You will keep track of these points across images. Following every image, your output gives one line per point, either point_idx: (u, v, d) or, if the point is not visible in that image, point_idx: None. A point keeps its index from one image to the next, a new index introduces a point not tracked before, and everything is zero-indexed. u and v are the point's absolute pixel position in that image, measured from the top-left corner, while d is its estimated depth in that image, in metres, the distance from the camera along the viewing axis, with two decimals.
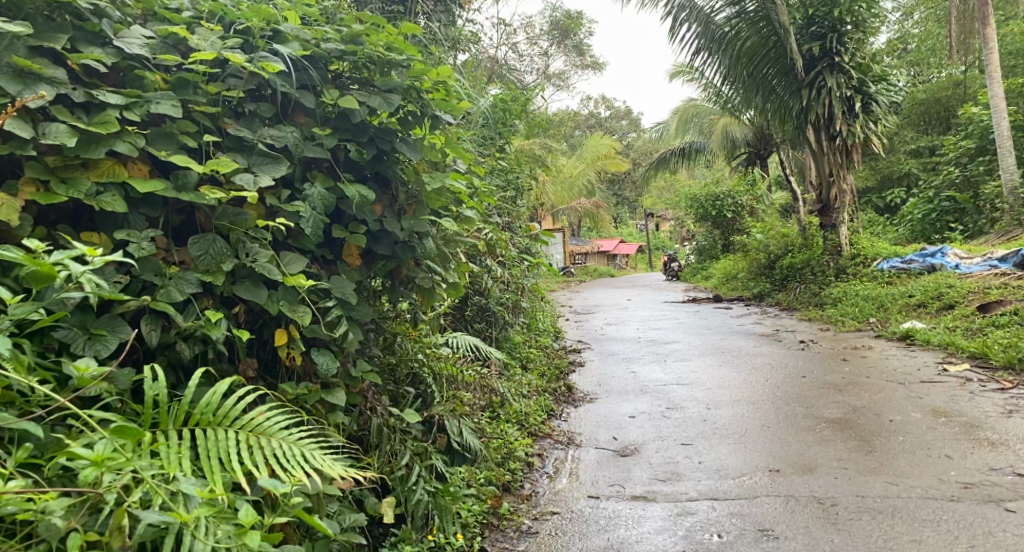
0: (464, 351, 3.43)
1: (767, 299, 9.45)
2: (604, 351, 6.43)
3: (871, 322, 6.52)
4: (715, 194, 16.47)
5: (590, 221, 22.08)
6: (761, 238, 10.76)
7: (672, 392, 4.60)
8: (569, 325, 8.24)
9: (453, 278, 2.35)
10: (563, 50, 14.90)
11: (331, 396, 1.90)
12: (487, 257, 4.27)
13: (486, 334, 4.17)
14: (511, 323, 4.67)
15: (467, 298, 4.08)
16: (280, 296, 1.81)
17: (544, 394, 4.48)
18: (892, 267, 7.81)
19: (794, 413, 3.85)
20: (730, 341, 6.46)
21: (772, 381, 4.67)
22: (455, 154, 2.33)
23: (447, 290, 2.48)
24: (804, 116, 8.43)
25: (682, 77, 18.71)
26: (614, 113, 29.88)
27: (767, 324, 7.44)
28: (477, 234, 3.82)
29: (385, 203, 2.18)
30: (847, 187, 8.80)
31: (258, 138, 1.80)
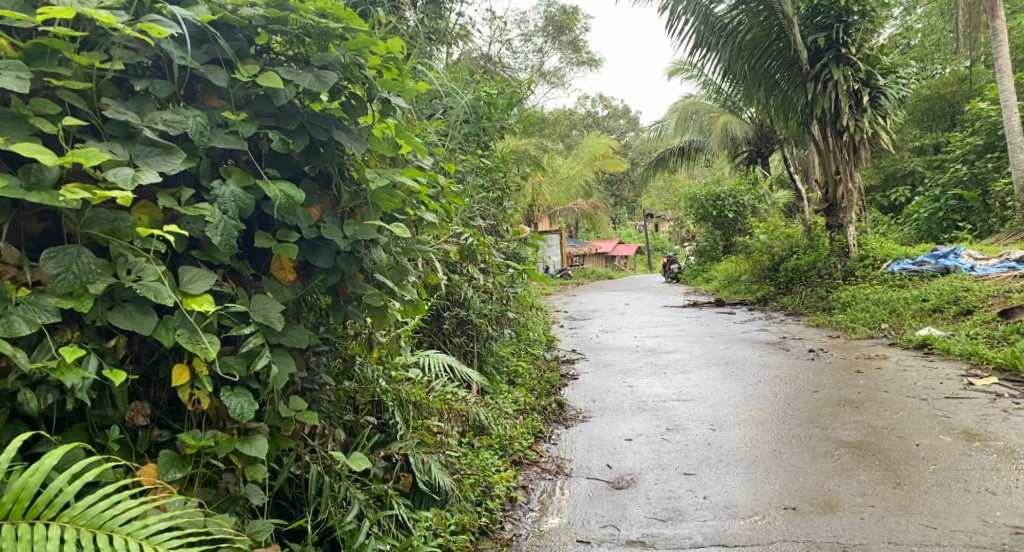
0: (436, 372, 3.07)
1: (771, 303, 9.08)
2: (599, 362, 6.05)
3: (883, 329, 6.15)
4: (716, 194, 16.11)
5: (588, 222, 21.72)
6: (764, 238, 10.41)
7: (673, 410, 4.23)
8: (564, 333, 7.87)
9: (411, 295, 1.98)
10: (559, 48, 14.56)
11: (245, 447, 1.52)
12: (467, 264, 3.90)
13: (467, 349, 3.81)
14: (495, 335, 4.31)
15: (446, 310, 3.71)
16: (176, 323, 1.44)
17: (532, 414, 4.10)
18: (903, 269, 7.42)
19: (808, 435, 3.46)
20: (734, 350, 6.09)
21: (781, 396, 4.30)
22: (412, 146, 1.96)
23: (406, 307, 2.10)
24: (810, 110, 8.16)
25: (680, 75, 18.37)
26: (613, 113, 29.52)
27: (773, 330, 7.07)
28: (454, 239, 3.45)
29: (326, 205, 1.82)
30: (854, 186, 8.44)
31: (145, 123, 1.43)
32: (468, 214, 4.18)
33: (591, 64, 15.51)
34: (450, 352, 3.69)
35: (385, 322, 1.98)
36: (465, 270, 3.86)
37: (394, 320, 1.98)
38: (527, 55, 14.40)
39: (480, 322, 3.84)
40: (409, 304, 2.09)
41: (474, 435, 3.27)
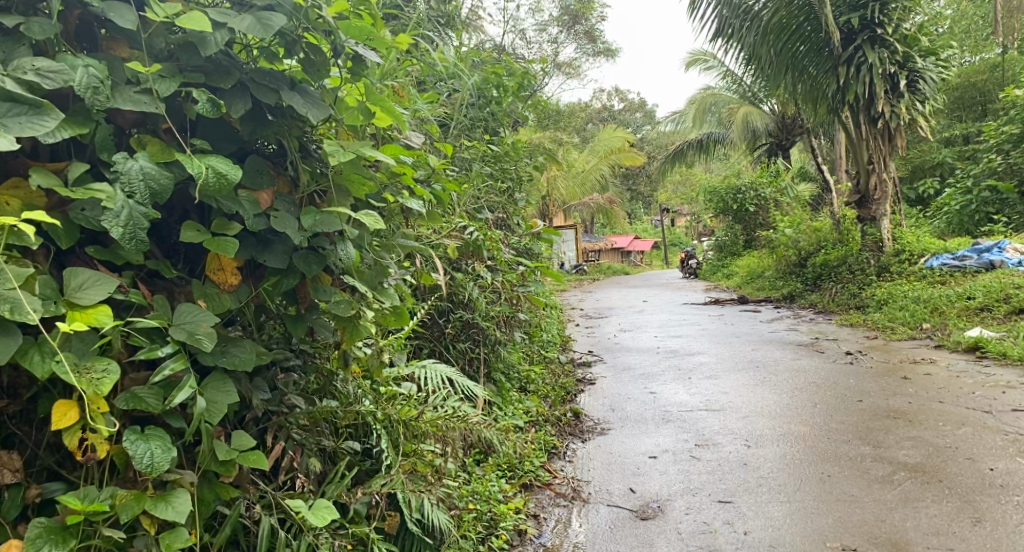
0: (435, 385, 2.69)
1: (799, 300, 8.64)
2: (617, 365, 5.65)
3: (926, 329, 5.71)
4: (736, 187, 15.60)
5: (604, 217, 21.26)
6: (790, 232, 9.95)
7: (700, 423, 3.82)
8: (578, 332, 7.49)
9: (390, 302, 1.61)
10: (574, 36, 14.11)
11: (155, 507, 1.16)
12: (472, 261, 3.53)
13: (472, 355, 3.44)
14: (504, 340, 3.95)
15: (449, 312, 3.35)
16: (54, 346, 1.08)
17: (544, 428, 3.71)
18: (943, 264, 6.97)
19: (858, 454, 3.04)
20: (764, 351, 5.67)
21: (821, 407, 3.88)
22: (388, 117, 1.58)
23: (386, 318, 1.73)
24: (842, 96, 7.69)
25: (699, 65, 17.87)
26: (628, 105, 29.00)
27: (803, 330, 6.63)
28: (456, 234, 3.09)
29: (280, 190, 1.45)
30: (888, 176, 7.97)
31: (8, 72, 1.08)
32: (470, 204, 3.79)
33: (607, 55, 15.05)
34: (453, 359, 3.32)
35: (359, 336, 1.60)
36: (470, 267, 3.49)
37: (370, 332, 1.60)
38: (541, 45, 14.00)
39: (488, 325, 3.47)
40: (391, 311, 1.71)
41: (476, 456, 2.90)
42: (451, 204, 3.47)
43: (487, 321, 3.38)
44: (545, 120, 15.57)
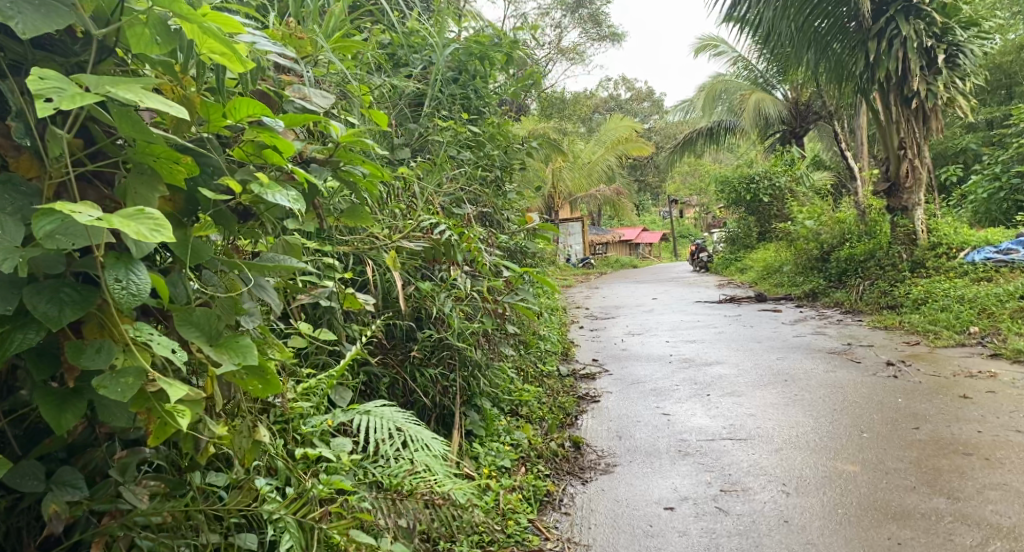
0: (385, 434, 2.02)
1: (823, 297, 7.99)
2: (625, 378, 5.01)
3: (976, 333, 5.05)
4: (749, 176, 14.84)
5: (612, 209, 20.57)
6: (810, 224, 9.26)
7: (724, 457, 3.18)
8: (582, 337, 6.87)
9: (225, 367, 1.21)
10: (577, 22, 13.57)
11: None
12: (446, 267, 2.91)
13: (445, 383, 2.83)
14: (489, 359, 3.34)
15: (415, 331, 2.72)
16: None
17: (536, 466, 3.07)
18: (987, 258, 6.32)
19: (932, 511, 2.39)
20: (790, 361, 5.03)
21: (872, 437, 3.23)
22: (223, 60, 1.25)
23: (239, 376, 1.30)
24: (871, 74, 7.02)
25: (709, 50, 17.17)
26: (636, 95, 28.31)
27: (831, 334, 5.98)
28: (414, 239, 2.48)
29: (18, 171, 1.11)
30: (922, 161, 7.30)
31: None
32: (442, 197, 3.16)
33: (613, 39, 14.30)
34: (420, 389, 2.68)
35: (172, 426, 1.18)
36: (443, 273, 2.89)
37: (183, 419, 1.17)
38: (544, 30, 13.29)
39: (465, 345, 2.84)
40: (251, 373, 1.30)
41: None
42: (418, 199, 2.85)
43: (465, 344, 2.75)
44: (548, 108, 14.88)
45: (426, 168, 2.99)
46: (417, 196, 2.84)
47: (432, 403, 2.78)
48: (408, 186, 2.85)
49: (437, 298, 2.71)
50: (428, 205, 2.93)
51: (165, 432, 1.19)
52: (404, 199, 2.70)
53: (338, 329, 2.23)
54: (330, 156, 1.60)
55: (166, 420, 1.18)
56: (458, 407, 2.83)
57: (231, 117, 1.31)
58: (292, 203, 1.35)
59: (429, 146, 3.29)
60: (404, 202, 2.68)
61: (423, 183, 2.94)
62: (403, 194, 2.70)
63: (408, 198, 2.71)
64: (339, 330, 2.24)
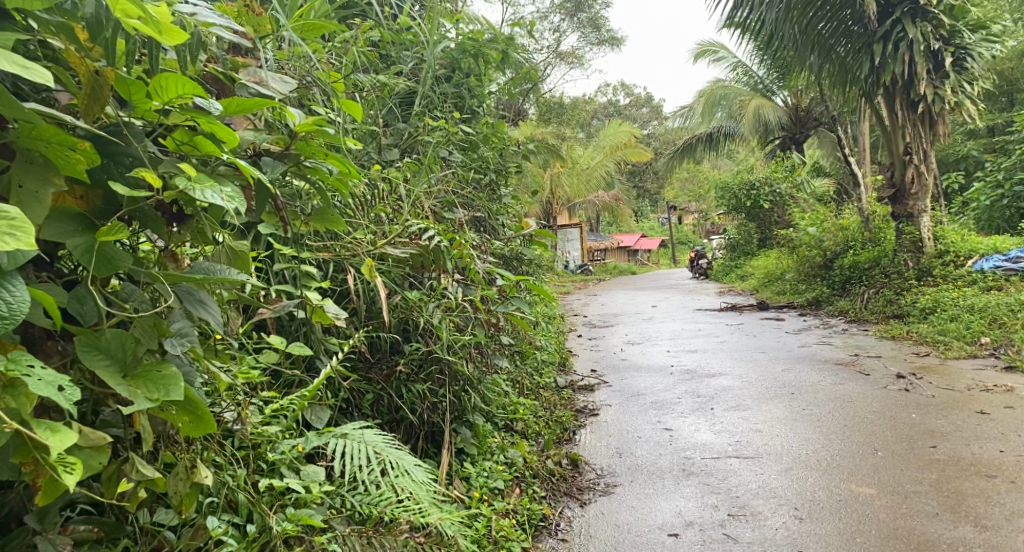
0: (360, 460, 1.82)
1: (827, 306, 7.82)
2: (624, 390, 4.83)
3: (988, 345, 4.88)
4: (749, 181, 14.68)
5: (610, 215, 20.41)
6: (813, 231, 9.10)
7: (731, 478, 2.99)
8: (580, 346, 6.69)
9: (129, 409, 1.08)
10: (576, 26, 13.43)
11: None
12: (436, 275, 2.73)
13: (434, 399, 2.65)
14: (483, 372, 3.16)
15: (402, 343, 2.54)
16: None
17: (531, 488, 2.88)
18: (996, 266, 6.16)
19: (960, 541, 2.22)
20: (795, 373, 4.85)
21: (887, 457, 3.05)
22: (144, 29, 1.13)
23: (167, 411, 1.19)
24: (876, 77, 6.87)
25: (708, 56, 17.05)
26: (635, 100, 28.20)
27: (837, 344, 5.79)
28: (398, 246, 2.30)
29: None
30: (927, 167, 7.14)
31: None
32: (432, 197, 2.97)
33: (612, 44, 14.14)
34: (406, 406, 2.49)
35: (58, 482, 1.04)
36: (434, 280, 2.70)
37: (72, 474, 1.04)
38: (543, 34, 13.15)
39: (455, 359, 2.66)
40: (181, 408, 1.19)
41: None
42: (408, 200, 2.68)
43: (456, 356, 2.58)
44: (547, 113, 14.73)
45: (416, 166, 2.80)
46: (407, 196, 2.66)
47: (420, 420, 2.59)
48: (397, 187, 2.68)
49: (427, 306, 2.52)
50: (416, 209, 2.75)
51: (55, 488, 1.05)
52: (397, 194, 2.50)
53: (315, 343, 2.07)
54: (287, 149, 1.48)
55: (54, 474, 1.04)
56: (448, 425, 2.64)
57: (157, 99, 1.18)
58: (226, 200, 1.22)
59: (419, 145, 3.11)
60: (398, 196, 2.48)
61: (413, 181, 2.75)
62: (393, 191, 2.51)
63: (403, 192, 2.51)
64: (315, 341, 2.07)
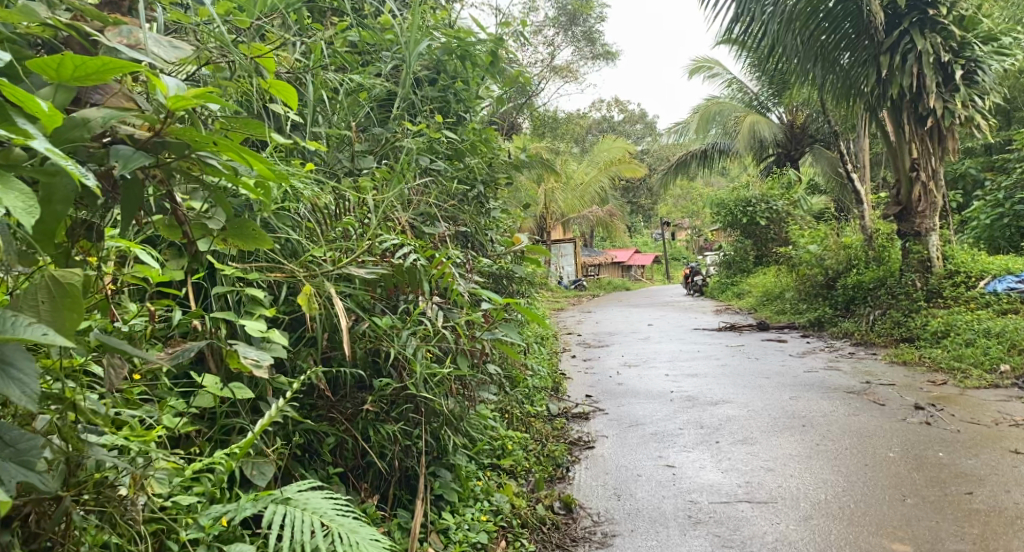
0: (303, 525, 1.48)
1: (830, 327, 7.54)
2: (621, 419, 4.50)
3: (1008, 373, 4.57)
4: (745, 198, 14.44)
5: (605, 230, 20.16)
6: (814, 249, 8.84)
7: (745, 528, 2.66)
8: (573, 368, 6.37)
9: None
10: (571, 40, 13.23)
11: None
12: (411, 298, 2.41)
13: (410, 442, 2.32)
14: (468, 407, 2.84)
15: (369, 380, 2.22)
16: None
17: (518, 541, 2.56)
18: (1009, 289, 5.88)
19: None
20: (805, 401, 4.54)
21: (919, 506, 2.73)
22: None
23: None
24: (882, 91, 6.62)
25: (703, 71, 16.88)
26: (629, 116, 28.08)
27: (845, 370, 5.49)
28: (361, 267, 1.99)
29: None
30: (935, 184, 6.88)
31: None
32: (409, 211, 2.65)
33: (606, 58, 13.94)
34: (374, 451, 2.17)
35: None
36: (410, 304, 2.37)
37: None
38: (537, 47, 12.93)
39: (433, 396, 2.33)
40: None
41: None
42: (380, 211, 2.35)
43: (435, 391, 2.25)
44: (541, 129, 14.49)
45: (390, 175, 2.48)
46: (378, 207, 2.33)
47: (390, 466, 2.27)
48: (368, 198, 2.36)
49: (403, 333, 2.20)
50: (390, 223, 2.43)
51: None
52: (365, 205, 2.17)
53: (262, 382, 1.76)
54: (159, 134, 1.19)
55: None
56: (423, 471, 2.32)
57: None
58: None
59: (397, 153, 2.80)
60: (367, 207, 2.16)
61: (386, 191, 2.43)
62: (360, 202, 2.19)
63: (373, 204, 2.19)
64: (263, 381, 1.76)
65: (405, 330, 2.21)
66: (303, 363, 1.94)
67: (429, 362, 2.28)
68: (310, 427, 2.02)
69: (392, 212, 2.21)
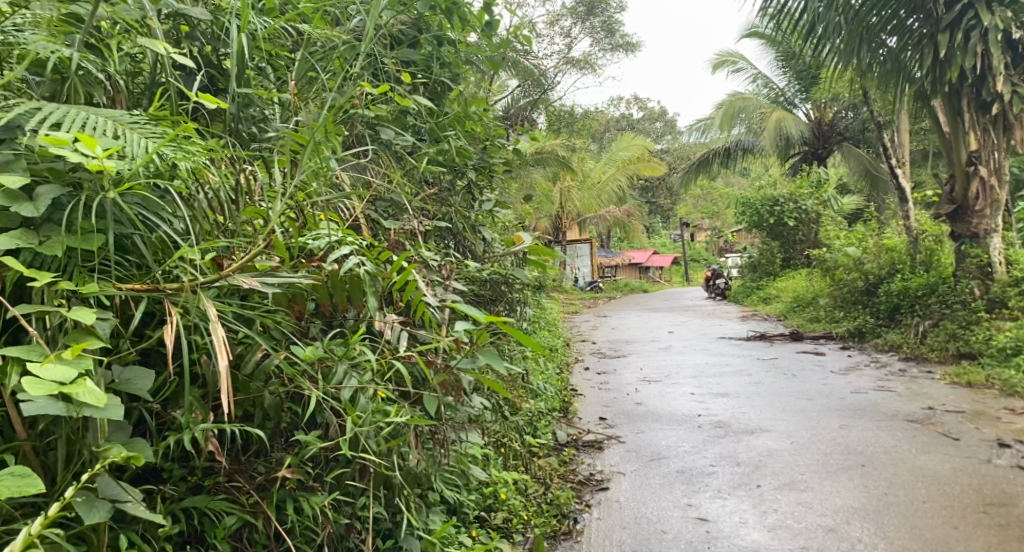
0: None
1: (872, 340, 6.82)
2: (641, 450, 3.84)
3: None
4: (773, 197, 13.66)
5: (622, 230, 19.45)
6: (852, 251, 8.10)
7: None
8: (586, 382, 5.71)
9: None
10: (590, 31, 12.54)
11: None
12: (357, 313, 1.79)
13: (351, 519, 1.69)
14: (448, 458, 2.20)
15: (287, 432, 1.59)
16: None
17: None
18: None
19: None
20: (859, 432, 3.83)
21: None
22: None
23: None
24: (939, 74, 5.90)
25: (727, 66, 16.13)
26: (648, 114, 27.36)
27: (900, 392, 4.79)
28: (250, 283, 1.36)
29: None
30: (998, 182, 6.14)
31: None
32: (360, 197, 2.00)
33: (627, 49, 13.19)
34: (292, 536, 1.54)
35: None
36: (352, 324, 1.75)
37: None
38: (552, 38, 12.24)
39: (385, 456, 1.69)
40: None
41: None
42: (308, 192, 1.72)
43: (384, 447, 1.63)
44: (557, 124, 13.82)
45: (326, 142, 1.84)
46: (306, 185, 1.70)
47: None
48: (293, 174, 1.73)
49: (338, 366, 1.60)
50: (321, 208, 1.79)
51: None
52: (280, 179, 1.53)
53: (86, 456, 1.14)
54: None
55: None
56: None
57: None
58: None
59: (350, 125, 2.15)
60: (281, 180, 1.51)
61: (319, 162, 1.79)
62: (273, 177, 1.54)
63: (289, 177, 1.54)
64: (88, 452, 1.14)
65: (340, 363, 1.60)
66: (175, 416, 1.34)
67: (380, 404, 1.67)
68: (193, 505, 1.42)
69: (318, 196, 1.58)
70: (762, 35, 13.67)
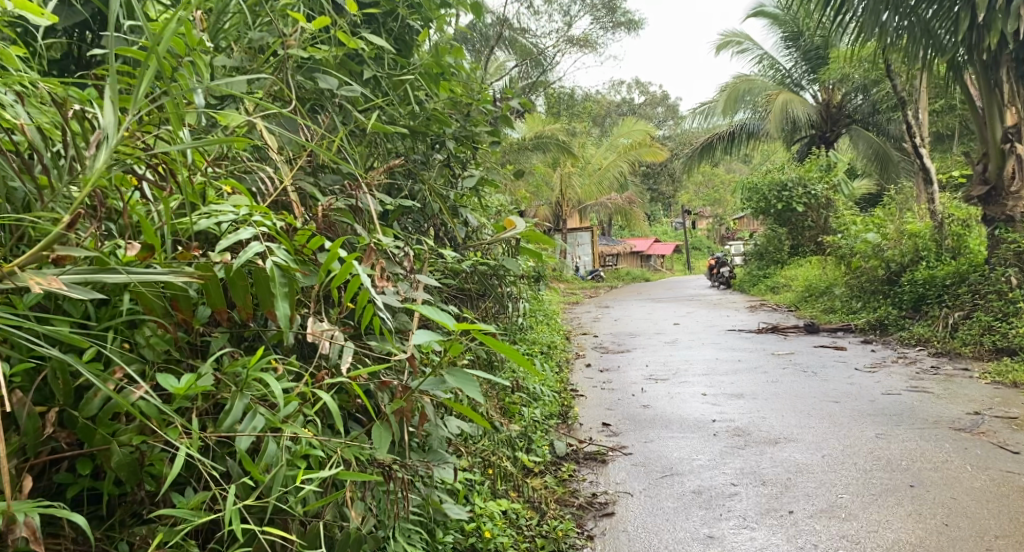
0: None
1: (895, 332, 6.34)
2: (650, 464, 3.36)
3: None
4: (781, 182, 13.14)
5: (624, 218, 18.95)
6: (870, 236, 7.61)
7: None
8: (586, 381, 5.23)
9: None
10: (591, 9, 11.97)
11: None
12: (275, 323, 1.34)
13: None
14: (414, 502, 1.73)
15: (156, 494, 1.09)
16: None
17: None
18: None
19: None
20: (901, 444, 3.35)
21: None
22: None
23: None
24: (976, 42, 5.43)
25: (732, 48, 15.58)
26: (650, 99, 26.80)
27: (937, 393, 4.32)
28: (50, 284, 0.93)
29: None
30: None
31: None
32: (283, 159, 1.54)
33: (629, 28, 12.62)
34: None
35: None
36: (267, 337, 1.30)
37: None
38: (551, 15, 11.67)
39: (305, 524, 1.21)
40: None
41: None
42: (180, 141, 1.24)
43: (310, 507, 1.18)
44: (557, 107, 13.28)
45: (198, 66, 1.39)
46: (170, 128, 1.21)
47: None
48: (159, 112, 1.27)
49: (239, 399, 1.14)
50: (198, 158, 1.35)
51: None
52: (106, 111, 1.04)
53: None
54: None
55: None
56: None
57: None
58: None
59: (269, 67, 1.65)
60: (106, 112, 1.04)
61: (191, 95, 1.31)
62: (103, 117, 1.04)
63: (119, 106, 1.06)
64: None
65: (242, 397, 1.14)
66: None
67: (306, 448, 1.22)
68: None
69: (188, 146, 1.10)
70: (769, 14, 13.13)
